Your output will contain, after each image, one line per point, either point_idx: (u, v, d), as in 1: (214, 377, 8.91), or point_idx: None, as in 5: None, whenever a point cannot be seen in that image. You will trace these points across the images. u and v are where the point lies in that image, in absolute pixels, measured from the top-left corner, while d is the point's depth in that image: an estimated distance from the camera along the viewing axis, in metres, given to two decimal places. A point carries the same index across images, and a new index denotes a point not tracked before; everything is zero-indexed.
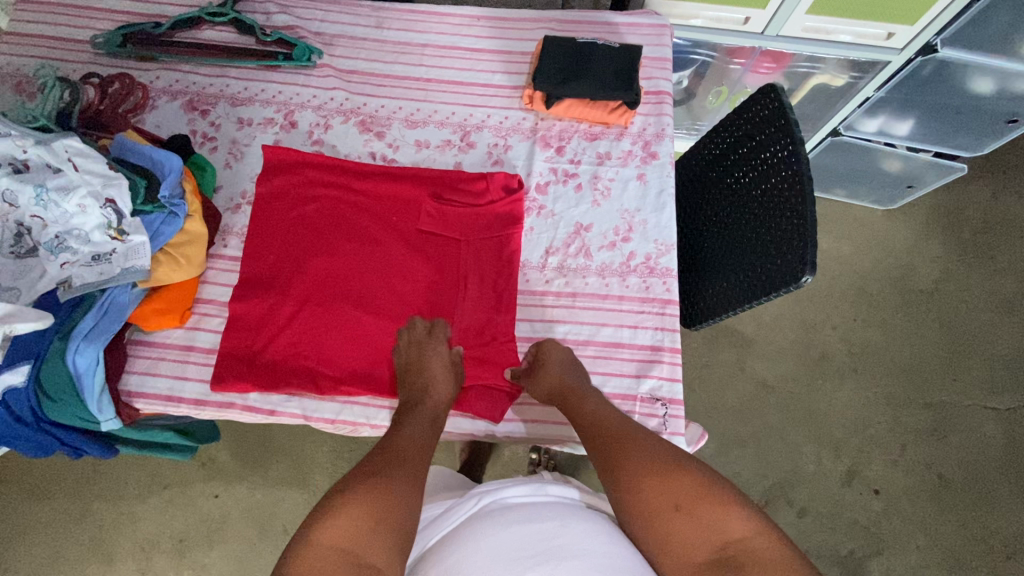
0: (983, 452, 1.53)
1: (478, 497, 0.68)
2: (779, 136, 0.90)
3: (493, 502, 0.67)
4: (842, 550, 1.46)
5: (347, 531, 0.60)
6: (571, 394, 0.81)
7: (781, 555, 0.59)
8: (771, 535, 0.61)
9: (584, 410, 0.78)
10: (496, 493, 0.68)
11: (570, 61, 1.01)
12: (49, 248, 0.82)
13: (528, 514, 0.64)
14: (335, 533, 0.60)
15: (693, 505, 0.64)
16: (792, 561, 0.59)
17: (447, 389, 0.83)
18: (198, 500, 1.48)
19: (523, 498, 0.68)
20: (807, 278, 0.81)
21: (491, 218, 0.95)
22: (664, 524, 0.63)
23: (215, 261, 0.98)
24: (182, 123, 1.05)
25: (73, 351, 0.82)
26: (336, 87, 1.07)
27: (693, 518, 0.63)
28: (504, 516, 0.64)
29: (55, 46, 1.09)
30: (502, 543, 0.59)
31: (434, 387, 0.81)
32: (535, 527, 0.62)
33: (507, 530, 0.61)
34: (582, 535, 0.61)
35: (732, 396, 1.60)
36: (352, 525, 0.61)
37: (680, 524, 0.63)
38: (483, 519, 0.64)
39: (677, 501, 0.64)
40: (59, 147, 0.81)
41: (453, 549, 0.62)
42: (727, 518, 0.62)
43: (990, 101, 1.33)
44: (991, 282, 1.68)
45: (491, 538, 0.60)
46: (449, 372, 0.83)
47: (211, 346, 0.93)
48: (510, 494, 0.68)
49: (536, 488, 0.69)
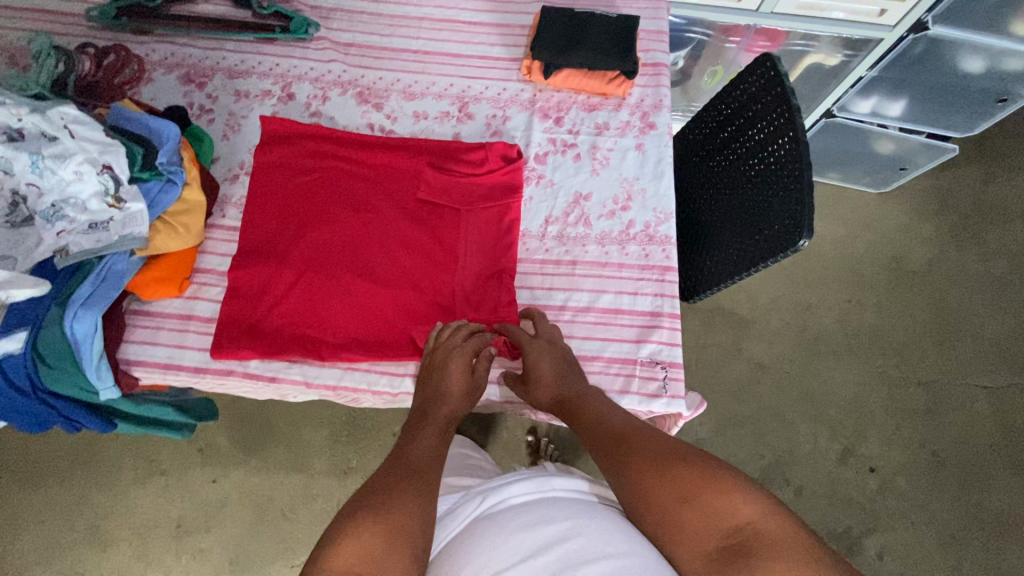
0: (975, 429, 1.56)
1: (483, 497, 0.68)
2: (777, 105, 0.91)
3: (498, 502, 0.67)
4: (838, 527, 1.48)
5: (362, 552, 0.58)
6: (569, 393, 0.80)
7: (789, 533, 0.57)
8: (777, 514, 0.59)
9: (590, 407, 0.78)
10: (501, 491, 0.68)
11: (567, 31, 1.00)
12: (45, 216, 0.83)
13: (536, 514, 0.64)
14: (351, 554, 0.57)
15: (697, 496, 0.62)
16: (802, 540, 0.57)
17: (463, 401, 0.81)
18: (196, 485, 1.48)
19: (529, 494, 0.67)
20: (804, 242, 0.82)
21: (490, 188, 0.96)
22: (669, 514, 0.62)
23: (213, 231, 0.97)
24: (179, 95, 1.03)
25: (71, 317, 0.81)
26: (333, 59, 1.07)
27: (698, 508, 0.61)
28: (512, 519, 0.64)
29: (47, 19, 1.07)
30: (513, 550, 0.59)
31: (446, 399, 0.80)
32: (548, 529, 0.61)
33: (519, 535, 0.61)
34: (598, 534, 0.60)
35: (728, 377, 1.61)
36: (365, 548, 0.58)
37: (687, 515, 0.61)
38: (490, 527, 0.64)
39: (682, 493, 0.62)
40: (55, 115, 0.83)
41: (462, 558, 0.62)
42: (734, 502, 0.60)
43: (979, 80, 1.37)
44: (982, 263, 1.71)
45: (504, 546, 0.60)
46: (466, 382, 0.82)
47: (211, 315, 0.91)
48: (513, 492, 0.67)
49: (542, 483, 0.68)
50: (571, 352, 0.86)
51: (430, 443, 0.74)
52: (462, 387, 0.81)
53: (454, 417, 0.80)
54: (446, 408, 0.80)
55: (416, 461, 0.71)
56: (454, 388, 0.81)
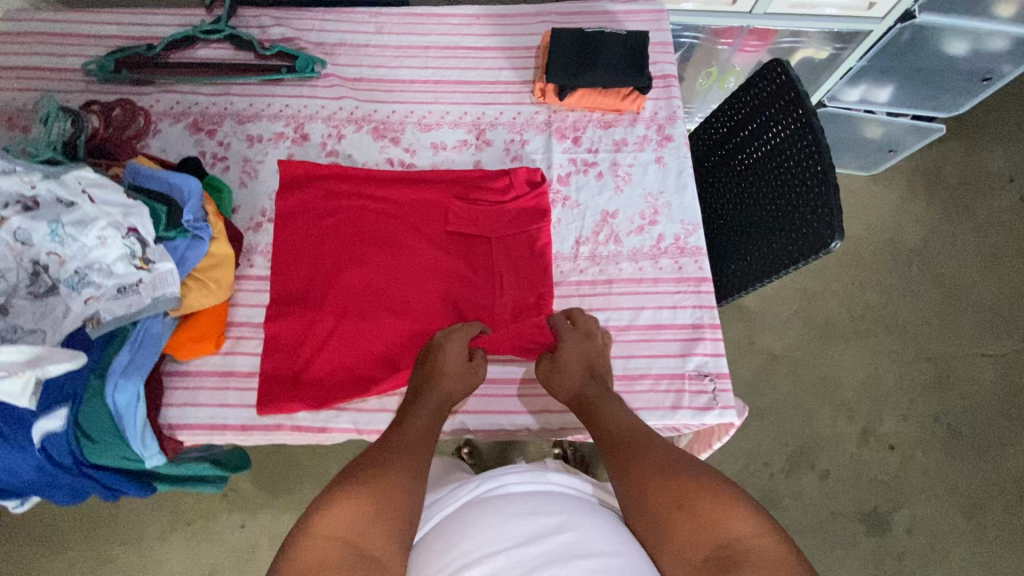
0: (985, 397, 1.60)
1: (480, 482, 0.70)
2: (791, 110, 0.93)
3: (495, 488, 0.69)
4: (866, 506, 1.51)
5: (348, 520, 0.59)
6: (587, 400, 0.80)
7: (784, 559, 0.55)
8: (773, 536, 0.58)
9: (605, 414, 0.77)
10: (498, 479, 0.70)
11: (579, 51, 1.01)
12: (71, 284, 0.80)
13: (532, 504, 0.65)
14: (335, 522, 0.59)
15: (694, 505, 0.61)
16: (795, 569, 0.55)
17: (461, 383, 0.82)
18: (223, 532, 1.44)
19: (524, 484, 0.69)
20: (836, 244, 0.83)
21: (519, 213, 0.96)
22: (663, 522, 0.61)
23: (243, 282, 0.95)
24: (190, 145, 1.01)
25: (112, 388, 0.79)
26: (344, 95, 1.05)
27: (694, 518, 0.60)
28: (508, 504, 0.65)
29: (43, 77, 1.04)
30: (505, 534, 0.60)
31: (440, 379, 0.81)
32: (541, 519, 0.62)
33: (513, 521, 0.61)
34: (593, 532, 0.61)
35: (744, 370, 1.64)
36: (352, 516, 0.60)
37: (681, 522, 0.60)
38: (484, 507, 0.65)
39: (679, 500, 0.62)
40: (72, 179, 0.79)
41: (453, 537, 0.62)
42: (728, 515, 0.59)
43: (966, 60, 1.40)
44: (975, 236, 1.76)
45: (494, 529, 0.61)
46: (462, 364, 0.83)
47: (251, 369, 0.90)
48: (512, 481, 0.69)
49: (538, 476, 0.70)
50: (604, 334, 0.89)
51: (421, 421, 0.76)
52: (458, 366, 0.82)
53: (450, 399, 0.81)
54: (445, 387, 0.81)
55: (412, 439, 0.73)
56: (450, 368, 0.82)
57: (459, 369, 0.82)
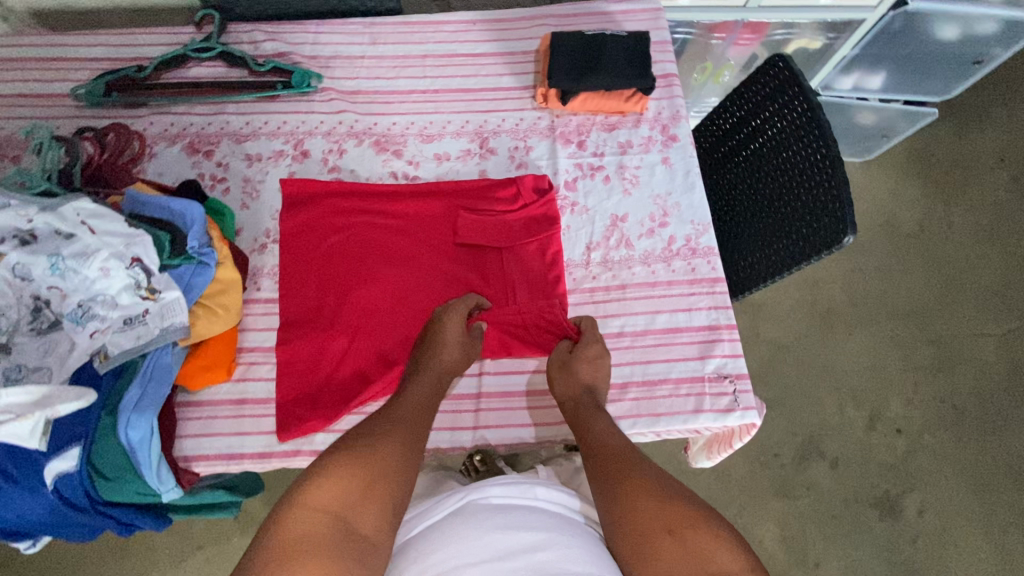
0: (988, 377, 1.62)
1: (464, 493, 0.67)
2: (795, 104, 0.92)
3: (478, 500, 0.66)
4: (877, 491, 1.52)
5: (337, 494, 0.60)
6: (584, 410, 0.78)
7: None
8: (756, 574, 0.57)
9: (602, 422, 0.76)
10: (481, 489, 0.67)
11: (580, 55, 0.99)
12: (74, 318, 0.79)
13: (513, 518, 0.63)
14: (325, 496, 0.59)
15: (683, 531, 0.60)
16: None
17: (457, 355, 0.82)
18: (236, 554, 1.41)
19: (509, 498, 0.67)
20: (848, 239, 0.83)
21: (528, 221, 0.95)
22: (650, 544, 0.60)
23: (251, 306, 0.93)
24: (188, 167, 0.99)
25: (125, 425, 0.77)
26: (343, 109, 1.03)
27: (682, 545, 0.59)
28: (490, 517, 0.63)
29: (32, 104, 1.02)
30: (484, 547, 0.58)
31: (441, 352, 0.81)
32: (520, 534, 0.60)
33: (491, 535, 0.60)
34: (572, 552, 0.59)
35: (751, 362, 1.64)
36: (342, 489, 0.60)
37: (669, 549, 0.59)
38: (464, 521, 0.63)
39: (669, 525, 0.61)
40: (68, 212, 0.78)
41: (431, 547, 0.61)
42: (714, 546, 0.58)
43: (956, 45, 1.40)
44: (970, 217, 1.77)
45: (473, 541, 0.59)
46: (461, 340, 0.83)
47: (265, 395, 0.87)
48: (495, 492, 0.67)
49: (524, 491, 0.68)
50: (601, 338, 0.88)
51: (419, 396, 0.76)
52: (455, 341, 0.82)
53: (447, 372, 0.81)
54: (445, 363, 0.81)
55: (408, 413, 0.73)
56: (449, 346, 0.81)
57: (457, 348, 0.82)
